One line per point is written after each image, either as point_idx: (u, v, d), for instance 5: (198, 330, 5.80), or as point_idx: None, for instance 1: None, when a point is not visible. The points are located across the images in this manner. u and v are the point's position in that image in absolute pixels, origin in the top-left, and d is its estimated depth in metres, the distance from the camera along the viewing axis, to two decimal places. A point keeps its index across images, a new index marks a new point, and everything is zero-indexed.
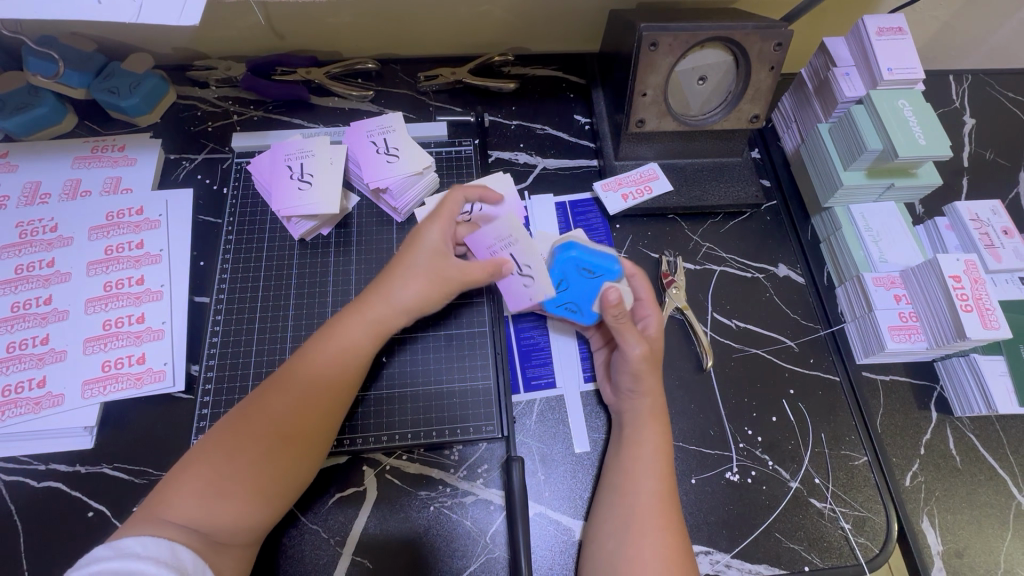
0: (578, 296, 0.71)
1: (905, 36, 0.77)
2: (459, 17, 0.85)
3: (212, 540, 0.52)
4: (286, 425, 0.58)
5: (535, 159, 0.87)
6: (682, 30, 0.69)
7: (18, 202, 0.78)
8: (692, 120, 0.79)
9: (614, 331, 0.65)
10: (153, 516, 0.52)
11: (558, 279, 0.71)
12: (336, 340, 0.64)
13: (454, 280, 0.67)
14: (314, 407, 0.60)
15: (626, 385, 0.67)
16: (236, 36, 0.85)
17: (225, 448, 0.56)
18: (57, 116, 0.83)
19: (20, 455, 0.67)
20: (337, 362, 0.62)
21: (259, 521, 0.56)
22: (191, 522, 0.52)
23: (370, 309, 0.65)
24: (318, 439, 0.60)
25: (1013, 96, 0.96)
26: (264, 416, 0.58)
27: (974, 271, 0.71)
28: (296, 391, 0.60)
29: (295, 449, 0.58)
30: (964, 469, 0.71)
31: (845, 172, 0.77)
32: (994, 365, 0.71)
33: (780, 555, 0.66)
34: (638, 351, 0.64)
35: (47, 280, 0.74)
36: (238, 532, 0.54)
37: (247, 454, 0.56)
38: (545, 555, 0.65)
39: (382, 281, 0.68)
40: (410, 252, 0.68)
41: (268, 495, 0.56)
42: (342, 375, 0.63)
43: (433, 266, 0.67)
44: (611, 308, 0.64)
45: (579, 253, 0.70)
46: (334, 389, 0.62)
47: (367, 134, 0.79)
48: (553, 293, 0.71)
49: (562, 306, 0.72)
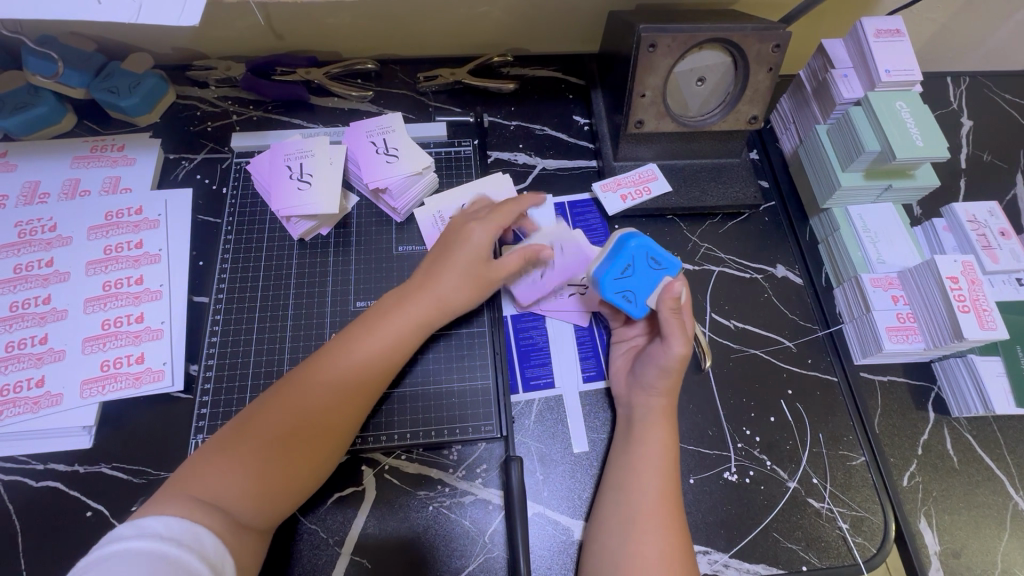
0: (637, 284, 0.68)
1: (902, 38, 0.77)
2: (457, 18, 0.85)
3: (235, 521, 0.52)
4: (322, 416, 0.59)
5: (534, 160, 0.87)
6: (680, 31, 0.70)
7: (17, 201, 0.78)
8: (691, 121, 0.79)
9: (663, 324, 0.65)
10: (176, 491, 0.52)
11: (623, 265, 0.68)
12: (376, 335, 0.64)
13: (491, 277, 0.70)
14: (348, 402, 0.60)
15: (644, 381, 0.67)
16: (235, 36, 0.85)
17: (261, 431, 0.56)
18: (57, 116, 0.83)
19: (18, 455, 0.67)
20: (375, 356, 0.63)
21: (277, 507, 0.56)
22: (213, 499, 0.52)
23: (416, 300, 0.67)
24: (347, 432, 0.61)
25: (1010, 98, 0.97)
26: (298, 403, 0.59)
27: (971, 272, 0.71)
28: (333, 383, 0.60)
29: (326, 439, 0.59)
30: (961, 469, 0.71)
31: (844, 173, 0.77)
32: (991, 366, 0.71)
33: (778, 554, 0.66)
34: (679, 349, 0.64)
35: (46, 279, 0.74)
36: (257, 516, 0.54)
37: (279, 439, 0.56)
38: (543, 555, 0.65)
39: (424, 277, 0.69)
40: (456, 249, 0.69)
41: (291, 481, 0.56)
42: (376, 368, 0.63)
43: (475, 262, 0.69)
44: (667, 298, 0.65)
45: (645, 244, 0.69)
46: (368, 383, 0.62)
47: (367, 133, 0.80)
48: (609, 279, 0.68)
49: (618, 292, 0.68)
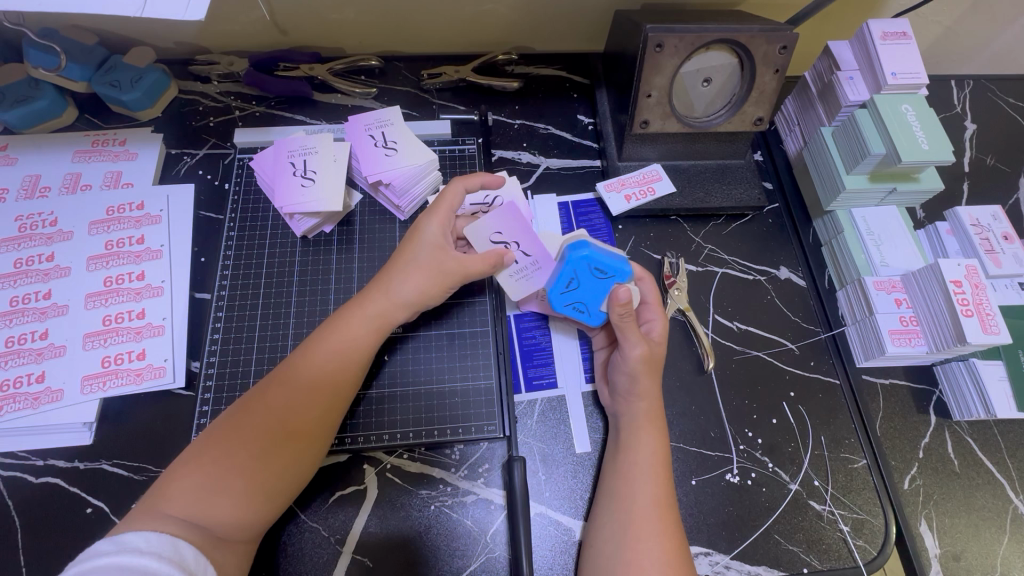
0: (585, 294, 0.69)
1: (909, 41, 0.77)
2: (462, 15, 0.85)
3: (212, 534, 0.52)
4: (286, 424, 0.58)
5: (538, 159, 0.87)
6: (687, 32, 0.69)
7: (18, 195, 0.77)
8: (696, 122, 0.78)
9: (619, 330, 0.65)
10: (151, 509, 0.52)
11: (568, 279, 0.68)
12: (334, 338, 0.64)
13: (454, 274, 0.68)
14: (313, 406, 0.60)
15: (620, 388, 0.67)
16: (239, 31, 0.85)
17: (226, 444, 0.56)
18: (58, 109, 0.82)
19: (18, 451, 0.66)
20: (334, 359, 0.63)
21: (255, 518, 0.56)
22: (190, 515, 0.52)
23: (366, 300, 0.67)
24: (315, 436, 0.60)
25: (1014, 102, 0.97)
26: (267, 411, 0.58)
27: (975, 276, 0.71)
28: (296, 390, 0.60)
29: (295, 446, 0.59)
30: (962, 473, 0.71)
31: (849, 176, 0.77)
32: (993, 369, 0.72)
33: (779, 556, 0.66)
34: (637, 352, 0.65)
35: (46, 274, 0.73)
36: (235, 527, 0.54)
37: (243, 451, 0.56)
38: (545, 555, 0.65)
39: (383, 276, 0.69)
40: (409, 249, 0.69)
41: (265, 489, 0.56)
42: (336, 370, 0.63)
43: (429, 258, 0.68)
44: (617, 307, 0.63)
45: (589, 254, 0.67)
46: (329, 383, 0.62)
47: (366, 127, 0.79)
48: (559, 292, 0.69)
49: (569, 304, 0.70)
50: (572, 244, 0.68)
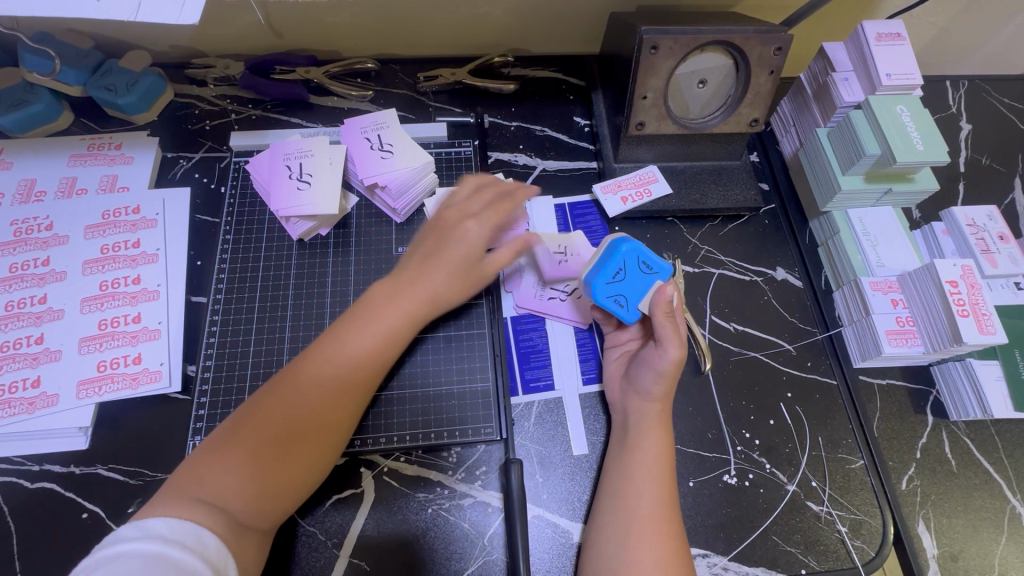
0: (627, 288, 0.68)
1: (903, 42, 0.77)
2: (458, 18, 0.85)
3: (237, 521, 0.52)
4: (319, 415, 0.58)
5: (535, 161, 0.87)
6: (683, 33, 0.69)
7: (13, 199, 0.77)
8: (692, 123, 0.79)
9: (658, 328, 0.64)
10: (182, 493, 0.52)
11: (615, 269, 0.68)
12: (368, 326, 0.63)
13: (479, 276, 0.69)
14: (346, 397, 0.60)
15: (640, 385, 0.66)
16: (234, 34, 0.85)
17: (257, 432, 0.56)
18: (53, 113, 0.82)
19: (14, 456, 0.66)
20: (368, 348, 0.62)
21: (281, 505, 0.56)
22: (218, 500, 0.52)
23: (405, 292, 0.65)
24: (341, 428, 0.60)
25: (1009, 102, 0.97)
26: (298, 399, 0.58)
27: (970, 276, 0.71)
28: (327, 379, 0.59)
29: (324, 435, 0.58)
30: (959, 473, 0.71)
31: (844, 177, 0.77)
32: (990, 369, 0.72)
33: (777, 558, 0.66)
34: (675, 355, 0.64)
35: (42, 279, 0.73)
36: (259, 516, 0.54)
37: (274, 439, 0.56)
38: (543, 557, 0.65)
39: (420, 264, 0.67)
40: (449, 243, 0.68)
41: (291, 477, 0.56)
42: (369, 360, 0.62)
43: (463, 255, 0.67)
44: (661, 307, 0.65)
45: (636, 247, 0.68)
46: (363, 384, 0.61)
47: (362, 130, 0.79)
48: (603, 281, 0.67)
49: (610, 296, 0.68)
50: (618, 238, 0.69)
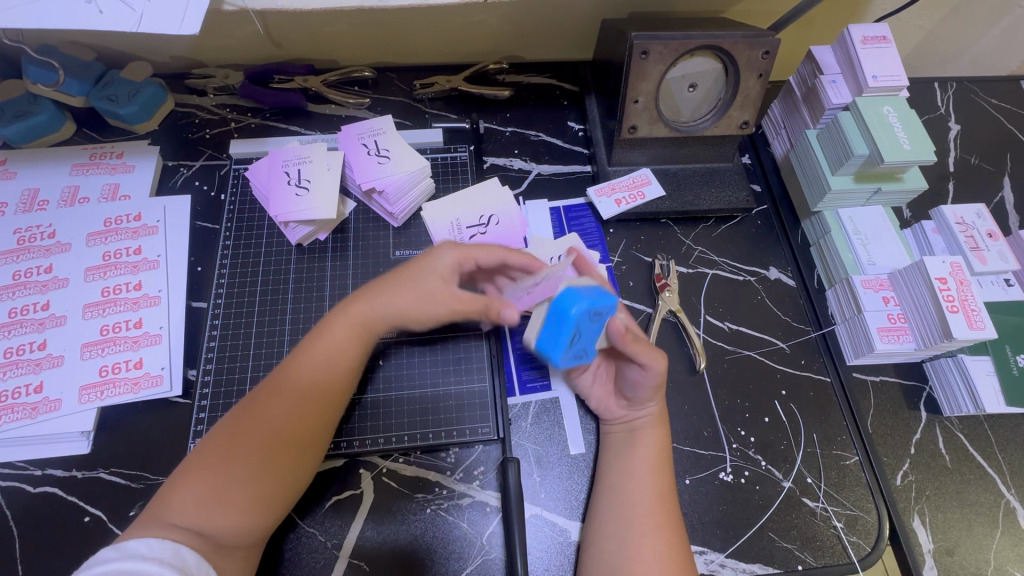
0: None
1: (889, 45, 0.79)
2: (452, 27, 0.87)
3: (214, 541, 0.53)
4: (287, 428, 0.59)
5: (530, 165, 0.88)
6: (672, 38, 0.71)
7: (16, 208, 0.78)
8: (683, 126, 0.80)
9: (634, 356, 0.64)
10: (155, 519, 0.53)
11: None
12: (325, 338, 0.64)
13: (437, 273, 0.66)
14: (312, 406, 0.61)
15: (633, 389, 0.67)
16: (233, 45, 0.87)
17: (228, 451, 0.57)
18: (56, 123, 0.83)
19: (17, 461, 0.67)
20: (328, 359, 0.63)
21: (261, 524, 0.56)
22: (195, 523, 0.53)
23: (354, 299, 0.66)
24: (315, 438, 0.61)
25: (997, 103, 0.98)
26: (266, 416, 0.59)
27: (959, 273, 0.72)
28: (291, 393, 0.61)
29: (296, 445, 0.59)
30: (953, 468, 0.72)
31: (833, 177, 0.79)
32: (981, 365, 0.72)
33: (774, 554, 0.67)
34: (659, 369, 0.64)
35: (45, 285, 0.74)
36: (240, 534, 0.54)
37: (244, 458, 0.56)
38: (540, 556, 0.65)
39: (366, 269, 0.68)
40: None
41: (268, 492, 0.56)
42: (331, 369, 0.63)
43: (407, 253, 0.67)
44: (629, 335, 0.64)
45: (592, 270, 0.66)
46: (324, 394, 0.62)
47: (359, 137, 0.81)
48: None
49: None
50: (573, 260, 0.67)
